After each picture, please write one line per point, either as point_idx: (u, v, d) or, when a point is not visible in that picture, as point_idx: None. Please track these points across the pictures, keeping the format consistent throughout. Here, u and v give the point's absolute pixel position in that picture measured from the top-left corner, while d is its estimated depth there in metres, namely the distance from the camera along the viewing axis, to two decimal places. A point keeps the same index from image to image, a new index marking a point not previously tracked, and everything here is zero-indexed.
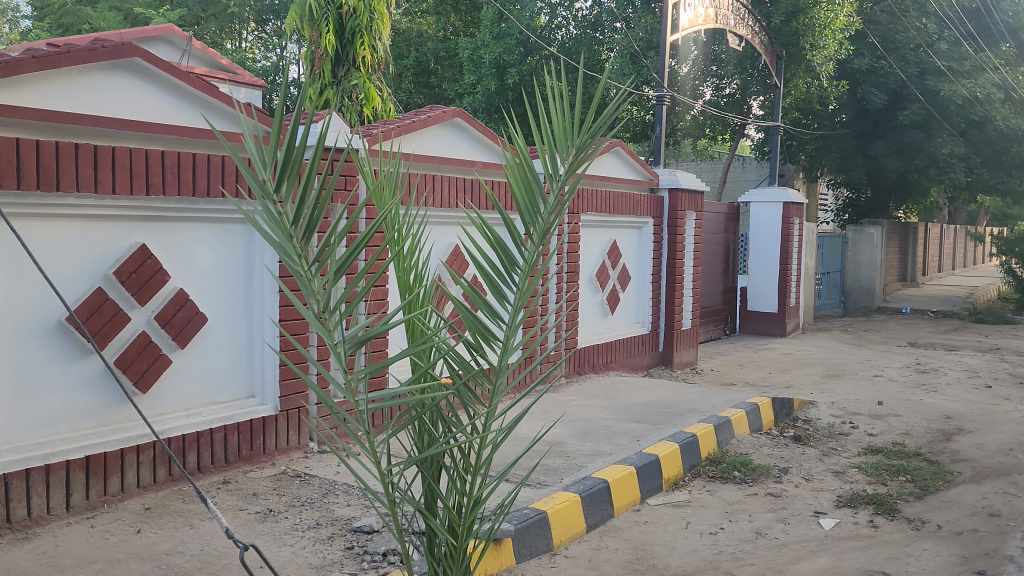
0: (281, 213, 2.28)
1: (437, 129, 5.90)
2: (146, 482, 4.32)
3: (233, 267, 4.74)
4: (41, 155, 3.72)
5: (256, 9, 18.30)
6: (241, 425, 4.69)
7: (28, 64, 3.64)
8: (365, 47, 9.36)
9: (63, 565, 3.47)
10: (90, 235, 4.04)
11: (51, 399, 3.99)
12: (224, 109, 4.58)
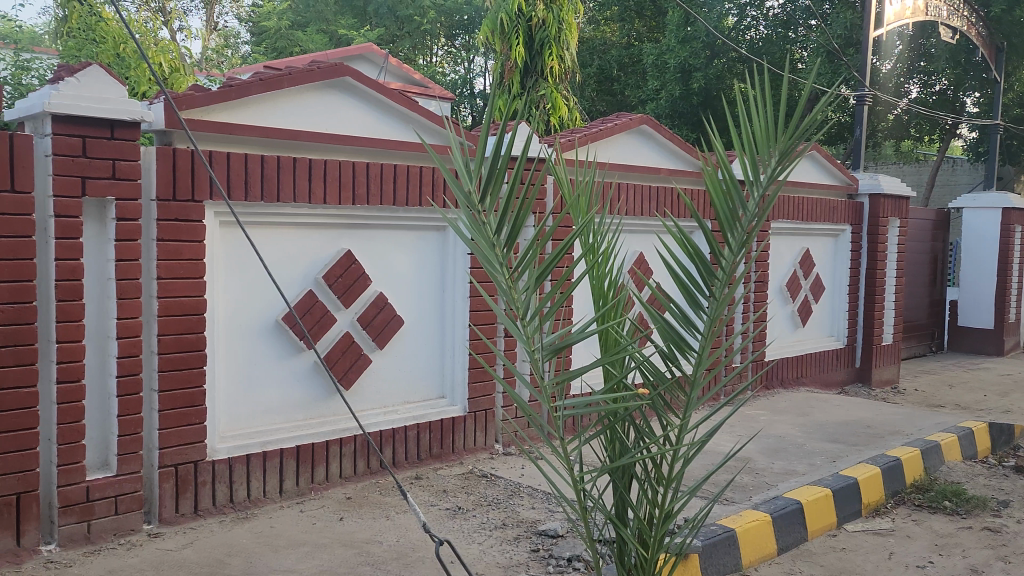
0: (485, 223, 2.37)
1: (625, 136, 5.87)
2: (348, 472, 4.61)
3: (428, 273, 4.97)
4: (265, 168, 4.10)
5: (447, 25, 19.08)
6: (432, 424, 4.90)
7: (255, 86, 4.01)
8: (553, 57, 9.52)
9: (277, 545, 3.78)
10: (305, 242, 4.38)
11: (269, 392, 4.36)
12: (424, 122, 4.79)
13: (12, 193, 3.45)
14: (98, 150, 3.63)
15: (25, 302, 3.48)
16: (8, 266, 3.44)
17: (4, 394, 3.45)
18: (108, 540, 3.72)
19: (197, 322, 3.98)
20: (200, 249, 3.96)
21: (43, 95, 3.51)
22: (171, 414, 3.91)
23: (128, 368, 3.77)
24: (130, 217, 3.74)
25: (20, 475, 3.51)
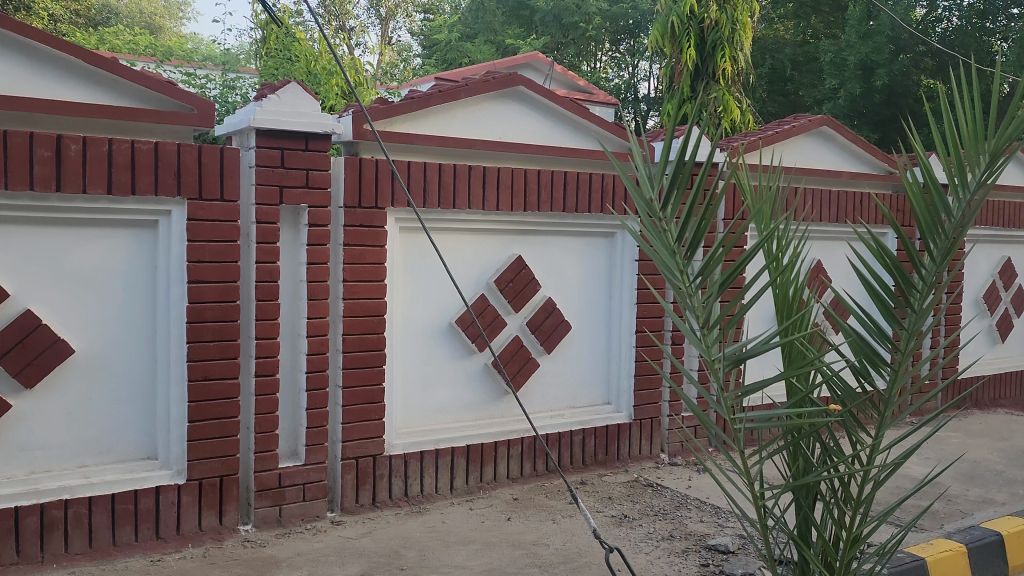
0: (666, 230, 2.33)
1: (803, 139, 5.63)
2: (515, 474, 4.70)
3: (595, 279, 4.97)
4: (442, 176, 4.26)
5: (612, 31, 19.01)
6: (598, 430, 4.91)
7: (434, 98, 4.17)
8: (726, 59, 9.28)
9: (448, 540, 3.91)
10: (479, 247, 4.51)
11: (443, 392, 4.51)
12: (594, 129, 4.80)
13: (222, 201, 3.78)
14: (294, 161, 3.92)
15: (229, 301, 3.81)
16: (217, 268, 3.77)
17: (211, 384, 3.78)
18: (297, 525, 4.00)
19: (378, 322, 4.19)
20: (382, 253, 4.17)
21: (248, 112, 3.83)
22: (354, 410, 4.14)
23: (316, 365, 4.03)
24: (321, 223, 4.00)
25: (222, 460, 3.84)
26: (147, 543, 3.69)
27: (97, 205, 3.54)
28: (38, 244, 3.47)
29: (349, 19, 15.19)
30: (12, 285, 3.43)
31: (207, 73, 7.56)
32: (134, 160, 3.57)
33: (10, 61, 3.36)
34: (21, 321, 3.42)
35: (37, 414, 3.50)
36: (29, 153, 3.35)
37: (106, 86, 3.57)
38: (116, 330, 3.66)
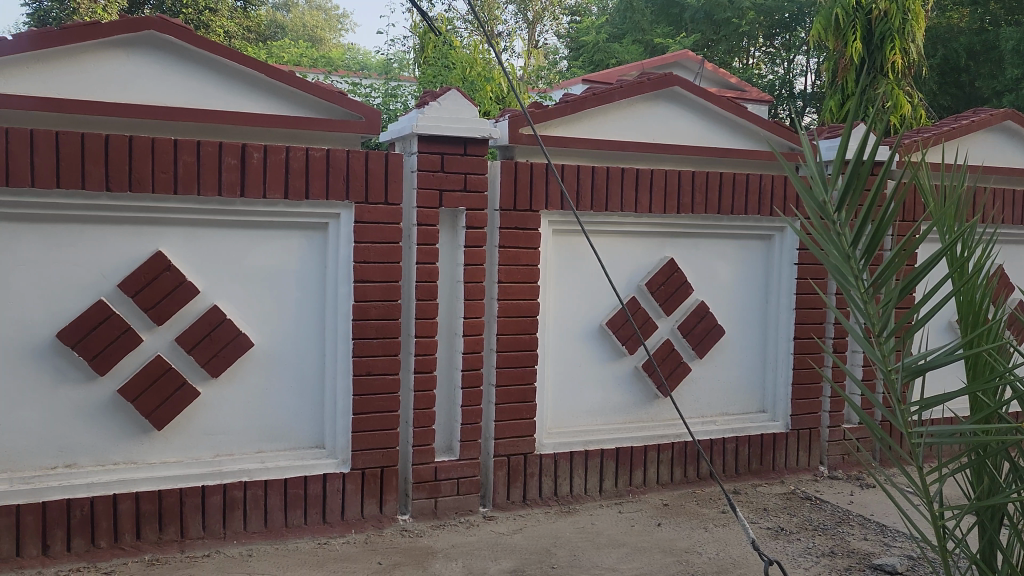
0: (841, 234, 2.22)
1: (984, 134, 5.23)
2: (665, 479, 4.65)
3: (751, 282, 4.82)
4: (595, 178, 4.27)
5: (766, 26, 18.32)
6: (752, 439, 4.78)
7: (589, 101, 4.19)
8: (895, 52, 8.78)
9: (599, 542, 3.92)
10: (631, 249, 4.49)
11: (593, 394, 4.51)
12: (752, 129, 4.66)
13: (386, 205, 3.96)
14: (454, 165, 4.04)
15: (392, 300, 3.98)
16: (381, 268, 3.95)
17: (374, 379, 3.98)
18: (451, 517, 4.13)
19: (531, 323, 4.25)
20: (536, 255, 4.23)
21: (412, 119, 3.99)
22: (506, 408, 4.22)
23: (471, 363, 4.15)
24: (478, 225, 4.11)
25: (383, 451, 4.03)
26: (314, 526, 3.94)
27: (275, 209, 3.79)
28: (223, 245, 3.77)
29: (498, 25, 15.47)
30: (202, 283, 3.75)
31: (371, 84, 7.93)
32: (308, 166, 3.81)
33: (202, 77, 3.67)
34: (208, 316, 3.73)
35: (221, 401, 3.80)
36: (217, 161, 3.65)
37: (284, 97, 3.82)
38: (290, 325, 3.91)
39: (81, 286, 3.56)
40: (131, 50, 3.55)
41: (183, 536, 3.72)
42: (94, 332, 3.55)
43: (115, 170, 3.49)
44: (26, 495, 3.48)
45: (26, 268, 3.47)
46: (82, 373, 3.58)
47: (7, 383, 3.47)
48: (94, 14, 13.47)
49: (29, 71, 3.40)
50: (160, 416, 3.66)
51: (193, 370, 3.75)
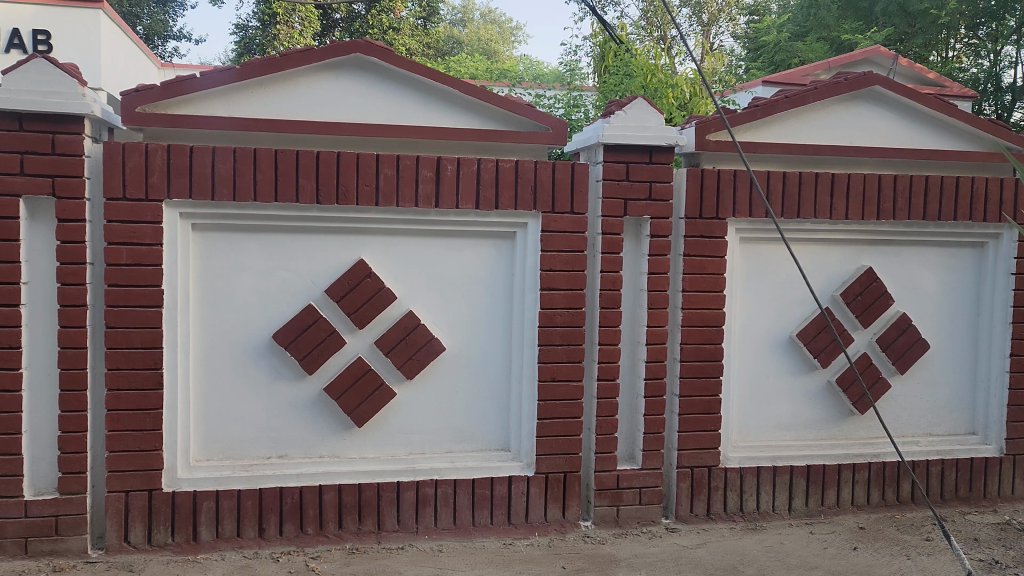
0: None
1: None
2: (861, 501, 4.40)
3: (959, 293, 4.46)
4: (786, 185, 4.12)
5: (970, 15, 16.90)
6: (960, 463, 4.43)
7: (781, 104, 4.06)
8: None
9: (788, 563, 3.77)
10: (824, 258, 4.29)
11: (782, 407, 4.34)
12: (962, 128, 4.32)
13: (572, 214, 4.02)
14: (639, 174, 4.04)
15: (576, 307, 4.03)
16: (566, 276, 4.01)
17: (558, 385, 4.04)
18: (633, 527, 4.13)
19: (716, 333, 4.16)
20: (722, 264, 4.14)
21: (597, 129, 4.02)
22: (691, 419, 4.15)
23: (655, 372, 4.12)
24: (662, 234, 4.07)
25: (566, 457, 4.08)
26: (500, 526, 4.05)
27: (466, 219, 3.94)
28: (418, 253, 3.97)
29: (671, 29, 15.24)
30: (399, 289, 3.96)
31: (553, 96, 8.09)
32: (498, 177, 3.92)
33: (401, 95, 3.88)
34: (404, 321, 3.93)
35: (414, 402, 4.00)
36: (414, 173, 3.84)
37: (475, 111, 3.96)
38: (478, 331, 4.06)
39: (294, 292, 3.87)
40: (339, 72, 3.82)
41: (379, 528, 3.95)
42: (305, 333, 3.84)
43: (325, 184, 3.76)
44: (246, 481, 3.83)
45: (248, 274, 3.82)
46: (294, 372, 3.89)
47: (231, 378, 3.84)
48: (292, 39, 14.64)
49: (252, 94, 3.74)
50: (361, 414, 3.90)
51: (390, 372, 3.97)
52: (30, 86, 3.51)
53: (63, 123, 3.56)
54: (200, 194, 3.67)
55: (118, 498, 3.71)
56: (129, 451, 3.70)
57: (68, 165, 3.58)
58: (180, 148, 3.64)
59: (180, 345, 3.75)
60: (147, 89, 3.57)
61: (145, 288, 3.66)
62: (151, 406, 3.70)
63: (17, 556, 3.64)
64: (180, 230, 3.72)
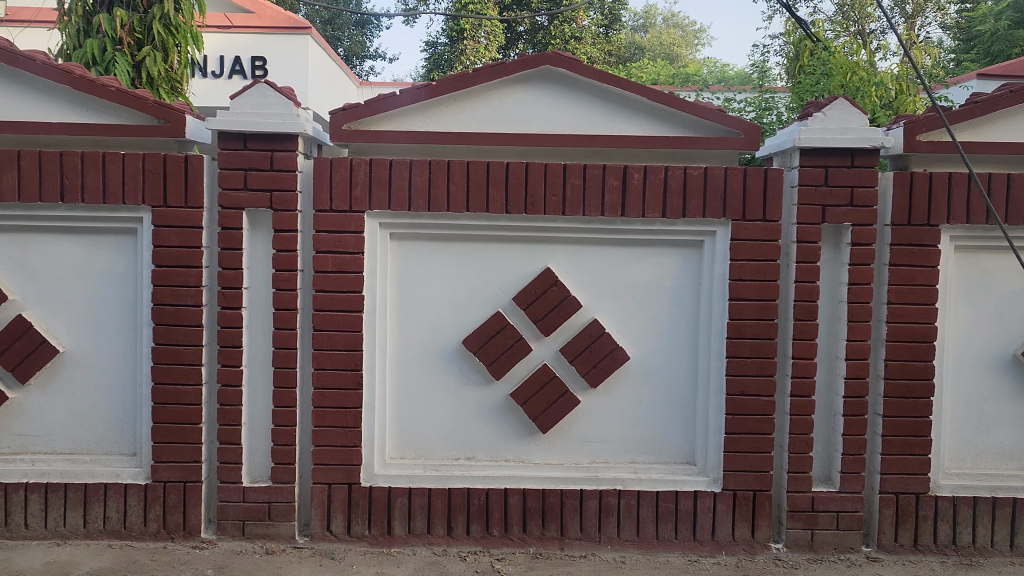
0: None
1: None
2: None
3: None
4: (1011, 188, 3.76)
5: None
6: None
7: (1006, 99, 3.71)
8: None
9: None
10: None
11: (1003, 433, 3.93)
12: None
13: (764, 221, 3.84)
14: (838, 179, 3.80)
15: (768, 319, 3.86)
16: (758, 286, 3.85)
17: (747, 400, 3.89)
18: (829, 553, 3.89)
19: (927, 349, 3.84)
20: (934, 274, 3.80)
21: (793, 132, 3.84)
22: (895, 441, 3.86)
23: (855, 390, 3.86)
24: (865, 242, 3.80)
25: (756, 474, 3.91)
26: (685, 542, 3.96)
27: (653, 227, 3.89)
28: (604, 262, 3.96)
29: (870, 23, 14.29)
30: (584, 298, 3.98)
31: (745, 99, 7.84)
32: (686, 184, 3.84)
33: (589, 105, 3.90)
34: (589, 329, 3.94)
35: (599, 411, 4.00)
36: (601, 182, 3.84)
37: (662, 118, 3.90)
38: (664, 341, 3.98)
39: (483, 299, 3.98)
40: (529, 84, 3.90)
41: (563, 535, 3.97)
42: (493, 340, 3.94)
43: (514, 194, 3.84)
44: (436, 481, 3.99)
45: (440, 282, 3.98)
46: (482, 377, 4.00)
47: (424, 381, 4.02)
48: (478, 53, 15.16)
49: (447, 109, 3.90)
50: (545, 420, 3.95)
51: (575, 379, 3.98)
52: (253, 109, 3.85)
53: (280, 141, 3.88)
54: (398, 205, 3.87)
55: (322, 490, 3.97)
56: (332, 446, 3.95)
57: (283, 179, 3.89)
58: (381, 162, 3.86)
59: (378, 348, 3.97)
60: (353, 107, 3.83)
61: (348, 293, 3.90)
62: (351, 405, 3.94)
63: (236, 537, 4.00)
64: (380, 239, 3.94)
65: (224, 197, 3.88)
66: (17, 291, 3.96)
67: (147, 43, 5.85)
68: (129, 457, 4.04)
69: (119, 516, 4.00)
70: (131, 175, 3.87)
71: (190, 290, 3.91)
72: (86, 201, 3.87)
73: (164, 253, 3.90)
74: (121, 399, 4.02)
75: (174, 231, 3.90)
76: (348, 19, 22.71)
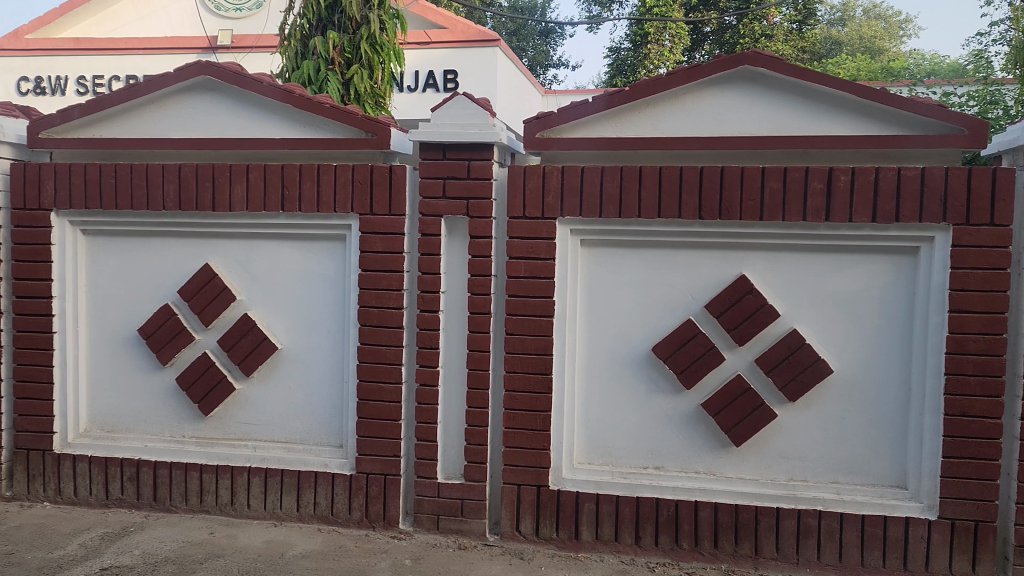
0: None
1: None
2: None
3: None
4: None
5: None
6: None
7: None
8: None
9: None
10: None
11: None
12: None
13: (992, 226, 3.50)
14: None
15: (995, 334, 3.52)
16: (984, 297, 3.52)
17: (970, 422, 3.57)
18: None
19: None
20: None
21: None
22: None
23: None
24: None
25: (979, 504, 3.59)
26: (894, 571, 3.69)
27: (860, 233, 3.66)
28: (805, 269, 3.77)
29: None
30: (783, 306, 3.80)
31: (964, 93, 7.23)
32: (899, 187, 3.57)
33: (791, 105, 3.73)
34: (788, 340, 3.76)
35: (798, 426, 3.81)
36: (803, 186, 3.66)
37: (873, 116, 3.65)
38: (872, 354, 3.73)
39: (675, 307, 3.91)
40: (726, 86, 3.79)
41: (757, 553, 3.81)
42: (684, 348, 3.86)
43: (709, 199, 3.75)
44: (625, 488, 3.97)
45: (631, 288, 3.96)
46: (672, 386, 3.93)
47: (612, 388, 4.00)
48: (662, 56, 14.96)
49: (641, 115, 3.87)
50: (739, 433, 3.82)
51: (771, 392, 3.82)
52: (452, 120, 4.01)
53: (477, 151, 4.02)
54: (590, 212, 3.89)
55: (512, 490, 4.06)
56: (522, 447, 4.03)
57: (480, 188, 4.03)
58: (573, 169, 3.89)
59: (567, 353, 4.00)
60: (548, 116, 3.89)
61: (540, 298, 3.97)
62: (542, 408, 4.00)
63: (431, 530, 4.18)
64: (571, 245, 3.98)
65: (425, 205, 4.07)
66: (243, 293, 4.36)
67: (355, 61, 6.27)
68: (336, 449, 4.32)
69: (327, 503, 4.29)
70: (342, 185, 4.16)
71: (393, 293, 4.14)
72: (303, 210, 4.20)
73: (370, 258, 4.15)
74: (330, 394, 4.32)
75: (379, 237, 4.14)
76: (533, 29, 23.20)
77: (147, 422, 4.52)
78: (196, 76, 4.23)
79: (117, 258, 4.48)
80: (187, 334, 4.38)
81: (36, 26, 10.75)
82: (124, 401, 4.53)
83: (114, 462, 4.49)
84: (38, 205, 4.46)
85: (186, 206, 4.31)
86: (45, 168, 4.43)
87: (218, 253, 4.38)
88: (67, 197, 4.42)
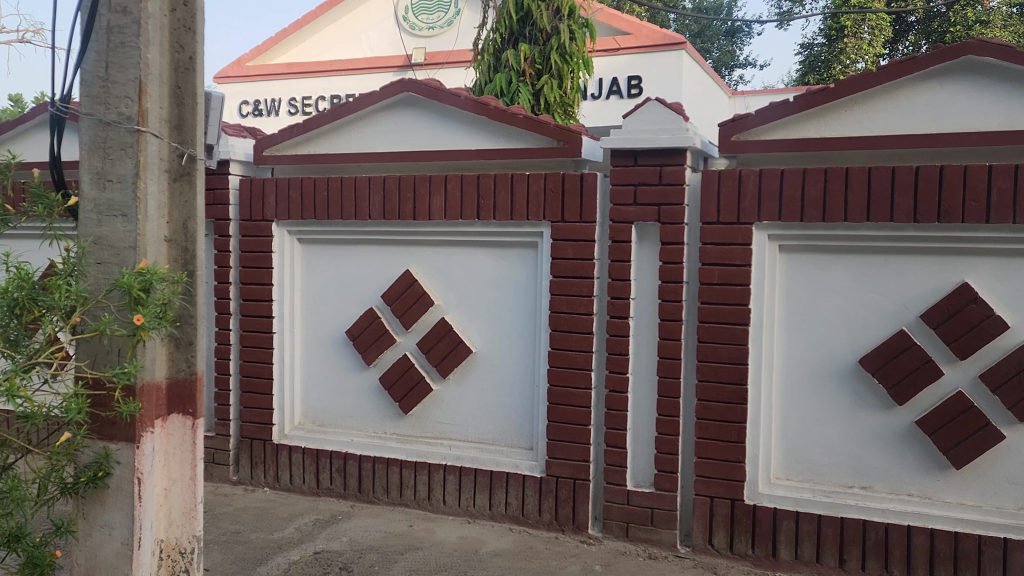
0: None
1: None
2: None
3: None
4: None
5: None
6: None
7: None
8: None
9: None
10: None
11: None
12: None
13: None
14: None
15: None
16: None
17: None
18: None
19: None
20: None
21: None
22: None
23: None
24: None
25: None
26: None
27: None
28: None
29: None
30: (1012, 318, 3.47)
31: None
32: None
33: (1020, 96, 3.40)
34: (1018, 354, 3.43)
35: None
36: None
37: None
38: None
39: (884, 316, 3.67)
40: (944, 79, 3.51)
41: None
42: (895, 361, 3.61)
43: (924, 202, 3.48)
44: (828, 507, 3.75)
45: (835, 296, 3.75)
46: (881, 401, 3.69)
47: (814, 401, 3.81)
48: (861, 50, 14.06)
49: (846, 113, 3.67)
50: (959, 454, 3.52)
51: (997, 411, 3.50)
52: (643, 126, 3.99)
53: (669, 155, 3.97)
54: (790, 216, 3.73)
55: (704, 502, 3.96)
56: (715, 459, 3.92)
57: (672, 193, 3.97)
58: (771, 172, 3.75)
59: (765, 363, 3.85)
60: (744, 118, 3.78)
61: (734, 306, 3.85)
62: (736, 420, 3.87)
63: (620, 537, 4.16)
64: (769, 251, 3.83)
65: (616, 212, 4.07)
66: (441, 297, 4.57)
67: (546, 72, 6.40)
68: (527, 451, 4.41)
69: (518, 504, 4.39)
70: (535, 193, 4.25)
71: (583, 299, 4.17)
72: (497, 218, 4.34)
73: (561, 265, 4.21)
74: (521, 397, 4.42)
75: (570, 244, 4.19)
76: (718, 29, 22.64)
77: (353, 417, 4.84)
78: (400, 93, 4.50)
79: (328, 264, 4.84)
80: (390, 336, 4.64)
81: (257, 54, 11.82)
82: (333, 397, 4.88)
83: (324, 454, 4.84)
84: (262, 216, 4.90)
85: (389, 216, 4.58)
86: (267, 183, 4.87)
87: (418, 259, 4.61)
88: (286, 209, 4.84)
